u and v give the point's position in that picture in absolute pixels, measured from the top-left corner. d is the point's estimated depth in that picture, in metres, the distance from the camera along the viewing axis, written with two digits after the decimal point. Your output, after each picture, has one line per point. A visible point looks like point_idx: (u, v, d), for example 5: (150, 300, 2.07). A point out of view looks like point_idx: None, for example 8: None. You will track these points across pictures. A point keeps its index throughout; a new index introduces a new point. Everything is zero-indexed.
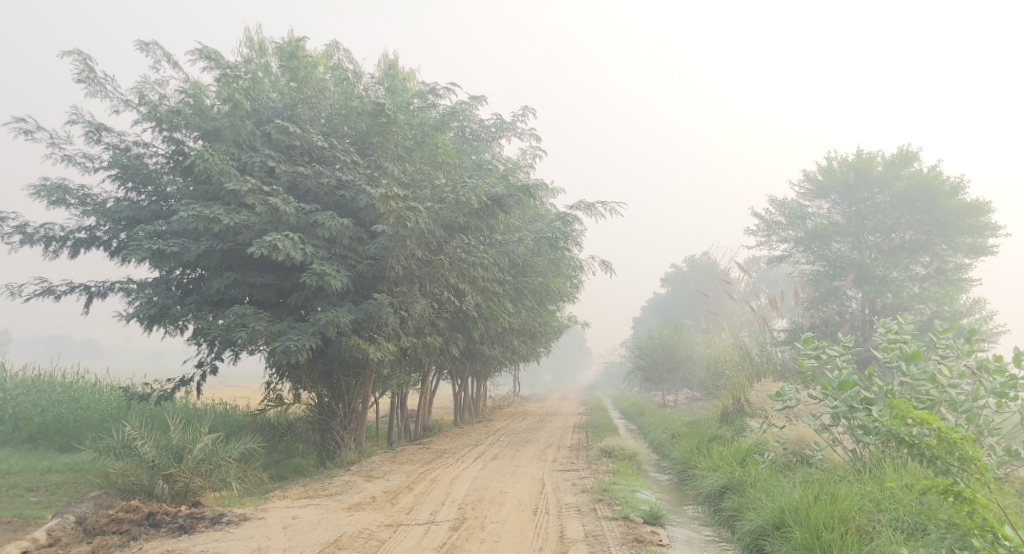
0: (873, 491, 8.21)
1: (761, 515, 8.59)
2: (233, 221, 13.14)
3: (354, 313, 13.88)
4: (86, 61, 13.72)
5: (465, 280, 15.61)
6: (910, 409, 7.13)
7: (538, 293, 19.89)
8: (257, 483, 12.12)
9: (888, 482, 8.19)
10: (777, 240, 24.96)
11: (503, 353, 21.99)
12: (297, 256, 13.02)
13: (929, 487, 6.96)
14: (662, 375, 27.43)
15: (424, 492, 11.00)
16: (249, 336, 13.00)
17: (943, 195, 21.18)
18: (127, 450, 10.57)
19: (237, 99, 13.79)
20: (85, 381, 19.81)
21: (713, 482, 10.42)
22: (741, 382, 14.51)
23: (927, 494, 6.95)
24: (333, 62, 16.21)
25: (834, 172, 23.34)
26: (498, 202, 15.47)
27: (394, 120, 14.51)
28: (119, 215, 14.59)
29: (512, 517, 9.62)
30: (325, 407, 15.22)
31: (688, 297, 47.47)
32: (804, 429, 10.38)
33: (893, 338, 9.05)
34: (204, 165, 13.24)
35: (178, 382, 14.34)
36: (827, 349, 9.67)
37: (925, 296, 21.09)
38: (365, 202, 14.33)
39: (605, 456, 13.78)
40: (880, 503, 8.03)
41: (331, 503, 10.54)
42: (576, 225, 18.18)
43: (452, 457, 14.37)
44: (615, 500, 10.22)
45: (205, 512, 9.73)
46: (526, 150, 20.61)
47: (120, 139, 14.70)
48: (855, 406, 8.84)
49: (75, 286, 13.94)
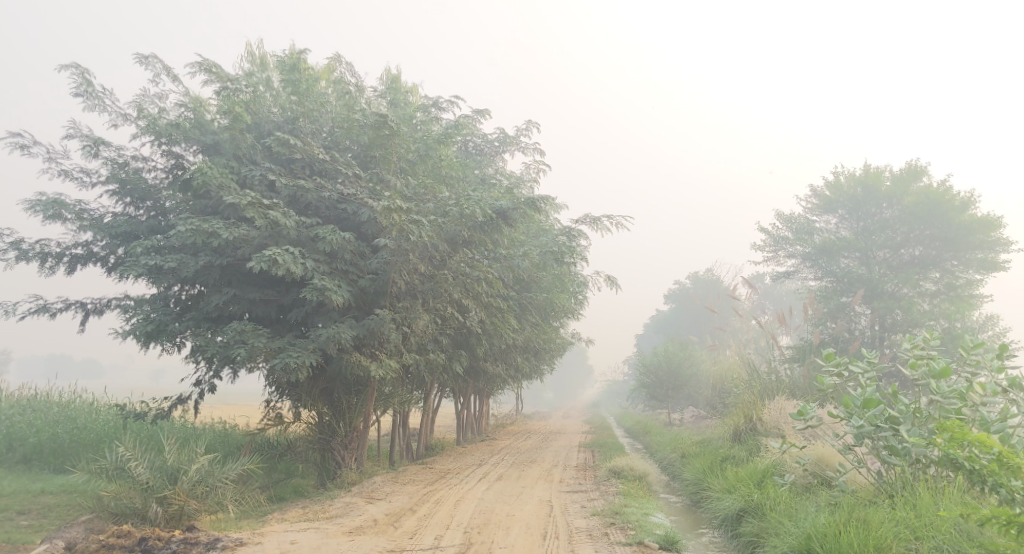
0: (908, 517, 7.78)
1: (785, 542, 8.18)
2: (232, 235, 12.82)
3: (356, 329, 13.53)
4: (84, 74, 13.50)
5: (469, 295, 15.26)
6: (966, 434, 7.16)
7: (543, 309, 19.54)
8: (254, 506, 11.70)
9: (924, 508, 7.75)
10: (784, 256, 24.62)
11: (506, 371, 21.58)
12: (297, 271, 12.70)
13: (985, 517, 6.74)
14: (668, 393, 26.98)
15: (428, 515, 10.58)
16: (248, 353, 12.63)
17: (953, 210, 20.83)
18: (120, 472, 10.16)
19: (238, 112, 13.53)
20: (82, 400, 19.39)
21: (730, 505, 10.00)
22: (752, 399, 14.10)
23: (983, 524, 6.73)
24: (335, 75, 15.97)
25: (842, 186, 22.96)
26: (502, 216, 15.13)
27: (396, 132, 14.24)
28: (117, 231, 14.29)
29: (521, 543, 9.17)
30: (325, 426, 14.83)
31: (693, 314, 47.05)
32: (824, 449, 9.97)
33: (920, 354, 8.69)
34: (203, 179, 12.95)
35: (175, 401, 13.98)
36: (849, 366, 9.32)
37: (935, 313, 20.79)
38: (367, 216, 14.01)
39: (614, 477, 13.35)
40: (916, 530, 7.61)
41: (331, 527, 10.12)
42: (581, 240, 17.89)
43: (456, 477, 13.94)
44: (628, 524, 9.79)
45: (200, 537, 9.30)
46: (530, 164, 20.35)
47: (118, 153, 14.43)
48: (881, 425, 8.44)
49: (70, 303, 13.61)
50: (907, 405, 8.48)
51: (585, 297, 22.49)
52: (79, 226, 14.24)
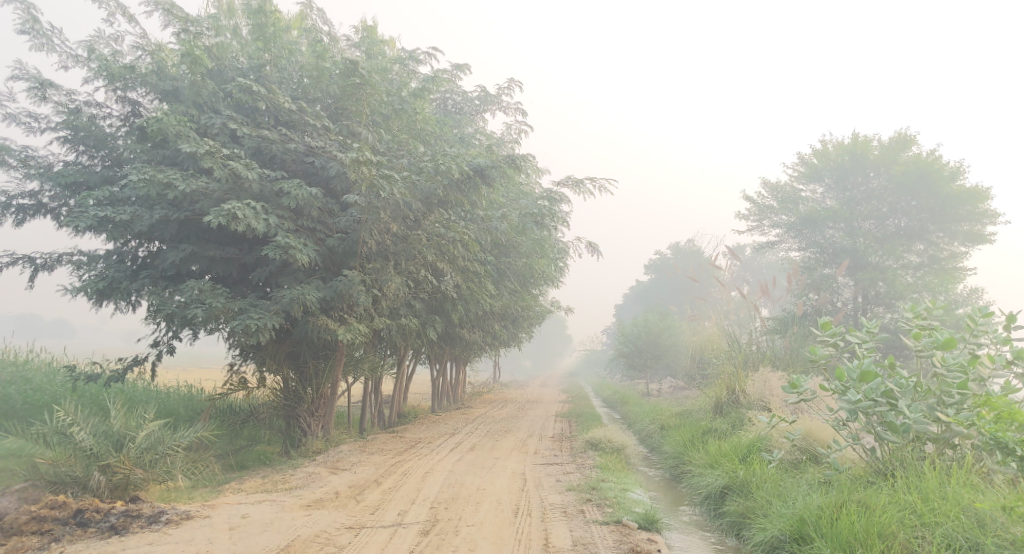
0: (912, 501, 7.26)
1: (776, 524, 7.73)
2: (190, 187, 11.94)
3: (322, 291, 12.76)
4: (29, 9, 12.44)
5: (444, 259, 14.52)
6: None
7: (521, 275, 18.88)
8: (211, 476, 10.99)
9: (930, 492, 7.25)
10: (768, 225, 24.10)
11: (483, 338, 20.93)
12: (258, 227, 11.88)
13: None
14: (646, 362, 26.51)
15: (392, 488, 9.94)
16: (205, 314, 11.82)
17: (942, 180, 20.29)
18: (59, 438, 9.40)
19: (198, 56, 12.53)
20: (39, 360, 18.43)
21: (713, 482, 9.47)
22: (735, 370, 13.57)
23: None
24: (307, 24, 15.01)
25: (829, 155, 22.29)
26: (479, 174, 14.47)
27: (368, 81, 13.32)
28: (68, 181, 13.31)
29: (490, 520, 8.55)
30: (291, 391, 14.16)
31: (673, 285, 46.63)
32: (813, 423, 9.53)
33: (924, 325, 8.13)
34: (158, 127, 11.97)
35: (131, 362, 13.20)
36: (845, 337, 8.76)
37: (919, 286, 20.29)
38: (336, 170, 13.13)
39: (591, 449, 12.82)
40: (922, 516, 7.08)
41: (289, 499, 9.45)
42: (563, 204, 17.18)
43: (427, 447, 13.34)
44: (605, 501, 9.21)
45: (142, 510, 8.57)
46: (511, 124, 19.56)
47: (69, 98, 13.37)
48: (877, 400, 7.87)
49: (17, 258, 12.68)
50: (906, 378, 7.95)
51: (565, 263, 21.84)
52: (26, 174, 13.26)
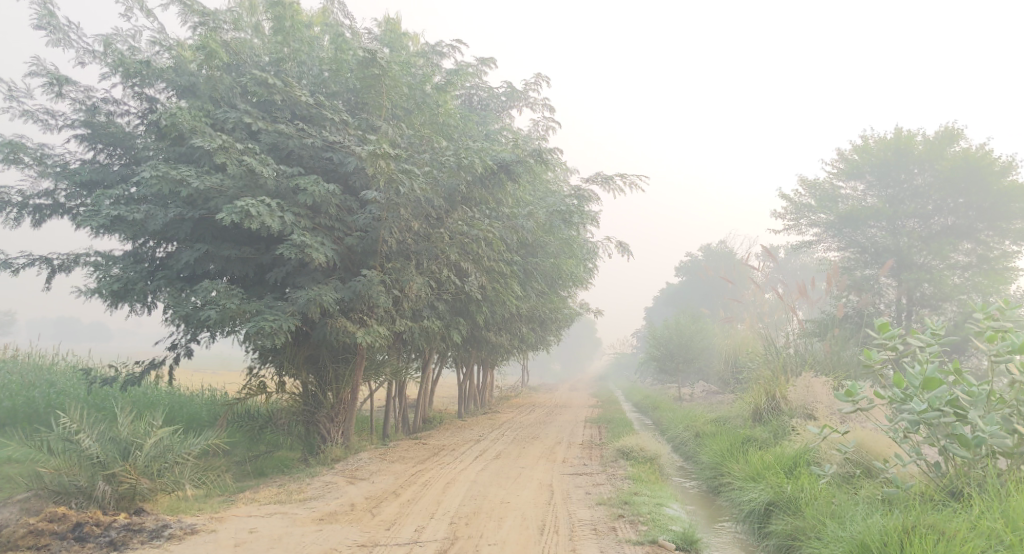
0: (996, 528, 6.52)
1: (832, 549, 7.03)
2: (204, 183, 11.49)
3: (341, 292, 12.23)
4: (46, 3, 12.12)
5: (468, 258, 13.86)
6: None
7: (549, 276, 18.18)
8: (224, 485, 10.52)
9: (1016, 520, 6.50)
10: (806, 223, 23.14)
11: (510, 341, 20.27)
12: (273, 225, 11.36)
13: None
14: (678, 366, 25.60)
15: (411, 500, 9.37)
16: (220, 315, 11.33)
17: (992, 175, 19.17)
18: (64, 445, 8.96)
19: (213, 49, 12.00)
20: (64, 363, 18.21)
21: (757, 498, 8.73)
22: (776, 376, 12.76)
23: None
24: (329, 19, 14.52)
25: (871, 150, 21.22)
26: (504, 170, 13.80)
27: (388, 72, 12.70)
28: (84, 179, 12.95)
29: (514, 538, 7.92)
30: (311, 396, 13.65)
31: (705, 285, 45.60)
32: (867, 434, 8.76)
33: (997, 328, 7.33)
34: (171, 121, 11.50)
35: (148, 365, 12.75)
36: (906, 340, 7.95)
37: (967, 287, 19.25)
38: (354, 165, 12.55)
39: (622, 458, 12.13)
40: (1008, 544, 6.35)
41: (301, 511, 8.93)
42: (591, 202, 16.46)
43: (450, 455, 12.76)
44: (639, 517, 8.51)
45: (145, 523, 8.09)
46: (538, 121, 18.94)
47: (86, 94, 13.00)
48: (942, 410, 7.13)
49: (34, 259, 12.30)
50: (978, 386, 7.17)
51: (594, 265, 21.15)
52: (42, 172, 12.90)
